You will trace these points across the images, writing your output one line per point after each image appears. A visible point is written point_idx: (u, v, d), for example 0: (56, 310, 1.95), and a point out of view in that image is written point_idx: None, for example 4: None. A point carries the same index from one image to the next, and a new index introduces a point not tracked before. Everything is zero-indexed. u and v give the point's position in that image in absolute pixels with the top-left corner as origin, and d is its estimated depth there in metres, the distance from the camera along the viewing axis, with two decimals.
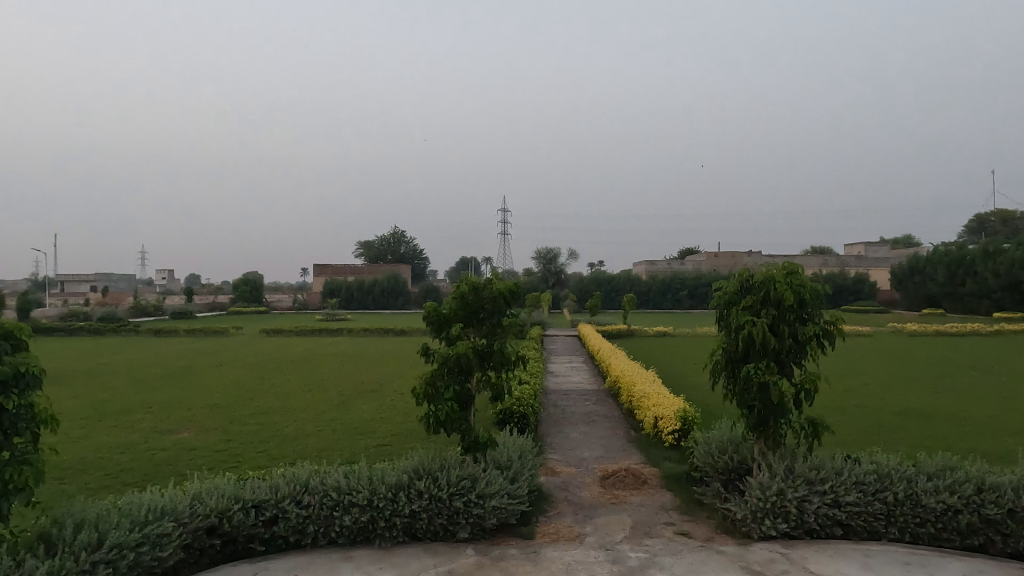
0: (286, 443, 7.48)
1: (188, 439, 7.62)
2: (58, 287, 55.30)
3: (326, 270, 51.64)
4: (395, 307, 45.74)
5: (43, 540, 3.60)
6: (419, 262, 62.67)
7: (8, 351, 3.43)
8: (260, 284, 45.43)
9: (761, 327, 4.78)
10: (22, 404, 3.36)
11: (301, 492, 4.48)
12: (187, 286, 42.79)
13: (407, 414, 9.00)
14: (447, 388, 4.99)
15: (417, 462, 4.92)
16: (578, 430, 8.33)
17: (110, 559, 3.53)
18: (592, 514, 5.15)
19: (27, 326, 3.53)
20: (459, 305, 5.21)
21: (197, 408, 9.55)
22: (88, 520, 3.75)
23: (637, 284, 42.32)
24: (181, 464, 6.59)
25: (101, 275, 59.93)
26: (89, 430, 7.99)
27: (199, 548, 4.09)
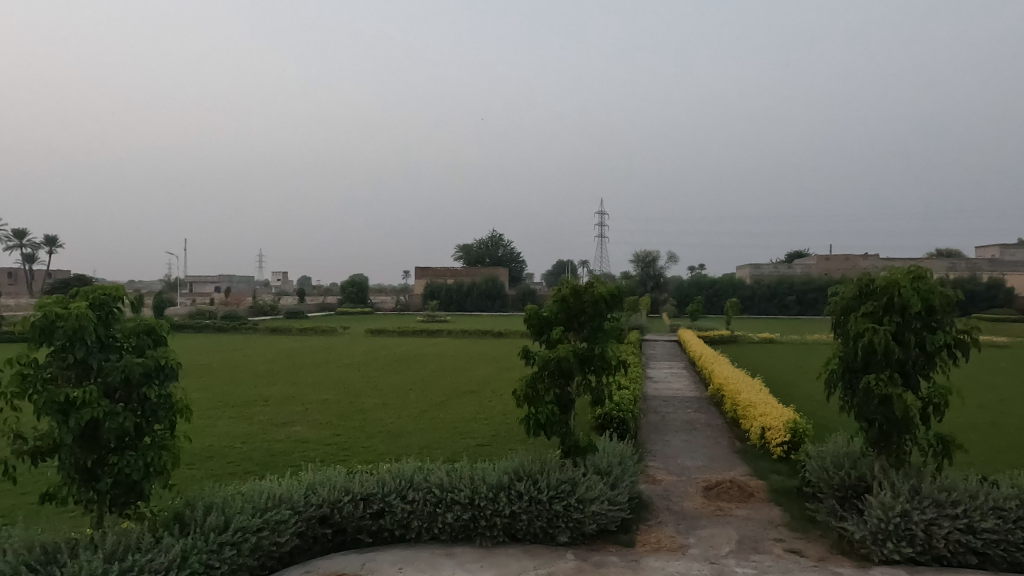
0: (391, 439, 7.76)
1: (301, 432, 8.07)
2: (187, 287, 60.40)
3: (427, 273, 53.28)
4: (492, 310, 46.39)
5: (178, 520, 3.91)
6: (516, 265, 63.18)
7: (149, 346, 3.73)
8: (365, 286, 47.46)
9: (884, 335, 4.43)
10: (161, 395, 3.65)
11: (406, 487, 4.62)
12: (299, 288, 45.40)
13: (506, 416, 9.09)
14: (548, 391, 4.99)
15: (517, 463, 4.96)
16: (679, 438, 8.10)
17: (235, 541, 3.79)
18: (695, 525, 5.00)
19: (167, 322, 3.82)
20: (560, 308, 5.21)
21: (309, 403, 10.09)
22: (216, 504, 4.05)
23: (741, 288, 40.73)
24: (296, 455, 7.00)
25: (225, 277, 64.99)
26: (215, 421, 8.65)
27: (312, 536, 4.32)
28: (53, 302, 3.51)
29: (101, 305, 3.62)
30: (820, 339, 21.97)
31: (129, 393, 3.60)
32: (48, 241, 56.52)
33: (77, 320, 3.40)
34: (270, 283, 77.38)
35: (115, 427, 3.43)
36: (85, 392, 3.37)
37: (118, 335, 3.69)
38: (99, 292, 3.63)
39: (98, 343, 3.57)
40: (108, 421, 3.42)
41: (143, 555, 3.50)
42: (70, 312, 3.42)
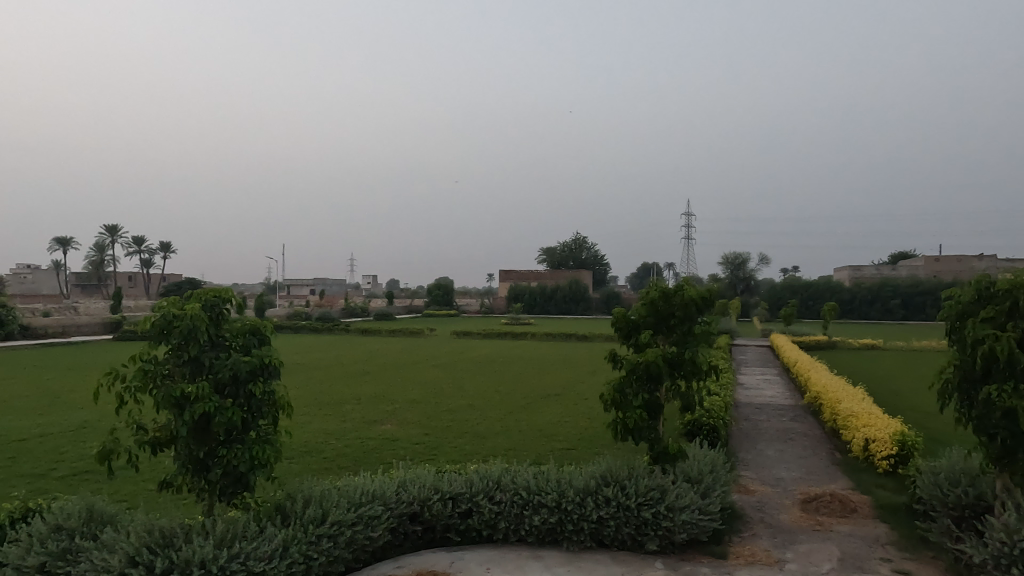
0: (477, 440, 7.87)
1: (391, 431, 8.32)
2: (285, 290, 63.69)
3: (511, 275, 53.81)
4: (576, 313, 46.15)
5: (280, 511, 4.11)
6: (600, 268, 62.61)
7: (254, 345, 3.95)
8: (451, 289, 48.39)
9: (1007, 343, 4.07)
10: (265, 392, 3.85)
11: (494, 489, 4.67)
12: (388, 291, 46.88)
13: (592, 420, 9.01)
14: (636, 396, 4.90)
15: (604, 468, 4.91)
16: (773, 448, 7.77)
17: (332, 534, 3.95)
18: (793, 540, 4.78)
19: (271, 323, 4.03)
20: (648, 311, 5.13)
21: (399, 403, 10.39)
22: (314, 497, 4.23)
23: (839, 291, 38.65)
24: (387, 453, 7.22)
25: (320, 280, 68.35)
26: (312, 418, 9.05)
27: (403, 532, 4.44)
28: (170, 303, 3.77)
29: (211, 306, 3.86)
30: (913, 343, 21.32)
31: (237, 389, 3.82)
32: (165, 246, 61.44)
33: (191, 321, 3.65)
34: (361, 286, 80.50)
35: (224, 421, 3.64)
36: (198, 388, 3.60)
37: (227, 335, 3.91)
38: (211, 294, 3.87)
39: (210, 342, 3.80)
40: (218, 415, 3.64)
41: (249, 543, 3.70)
42: (185, 312, 3.66)
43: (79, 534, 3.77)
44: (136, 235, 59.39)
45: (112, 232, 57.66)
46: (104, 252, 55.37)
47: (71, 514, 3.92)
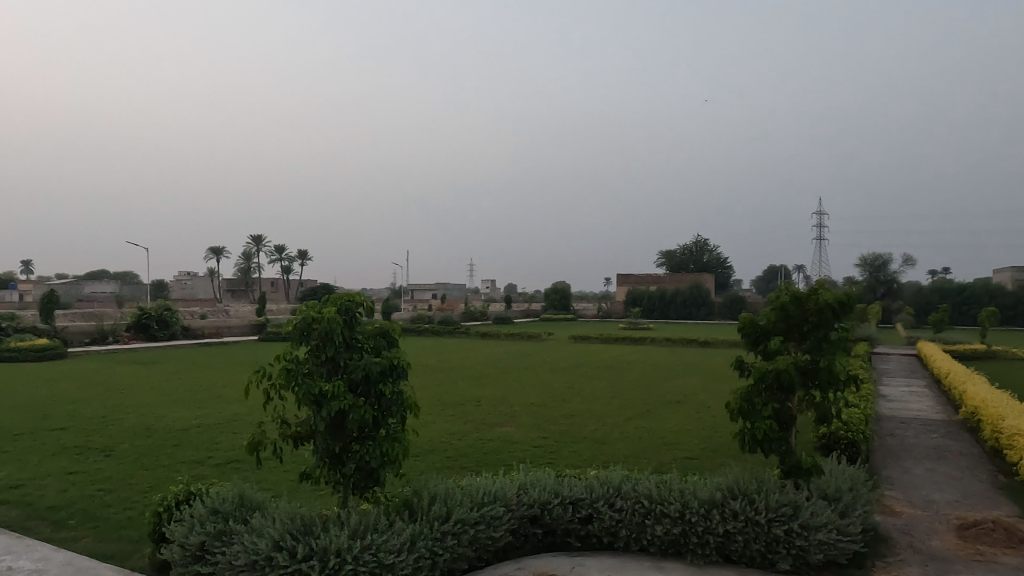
0: (596, 445, 7.81)
1: (511, 433, 8.44)
2: (409, 294, 66.59)
3: (628, 280, 53.08)
4: (698, 318, 44.65)
5: (408, 506, 4.29)
6: (723, 271, 60.16)
7: (383, 347, 4.15)
8: (568, 293, 48.41)
9: None
10: (394, 392, 4.04)
11: (615, 496, 4.60)
12: (506, 295, 47.70)
13: (715, 429, 8.67)
14: (766, 406, 4.65)
15: (731, 480, 4.71)
16: (922, 466, 7.10)
17: (456, 532, 4.07)
18: (947, 569, 4.33)
19: (398, 326, 4.21)
20: (779, 316, 4.88)
21: (518, 406, 10.53)
22: (439, 495, 4.37)
23: (1000, 295, 34.75)
24: (506, 454, 7.34)
25: (441, 285, 70.97)
26: (436, 418, 9.38)
27: (524, 534, 4.49)
28: (309, 306, 4.04)
29: (345, 310, 4.10)
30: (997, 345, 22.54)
31: (369, 389, 4.02)
32: (302, 254, 66.19)
33: (327, 323, 3.89)
34: (480, 291, 82.64)
35: (357, 418, 3.86)
36: (334, 386, 3.84)
37: (360, 337, 4.13)
38: (345, 298, 4.11)
39: (345, 343, 4.03)
40: (352, 413, 3.86)
41: (379, 536, 3.89)
42: (322, 315, 3.91)
43: (232, 517, 4.13)
44: (278, 244, 64.57)
45: (257, 241, 62.91)
46: (251, 261, 60.57)
47: (226, 499, 4.31)
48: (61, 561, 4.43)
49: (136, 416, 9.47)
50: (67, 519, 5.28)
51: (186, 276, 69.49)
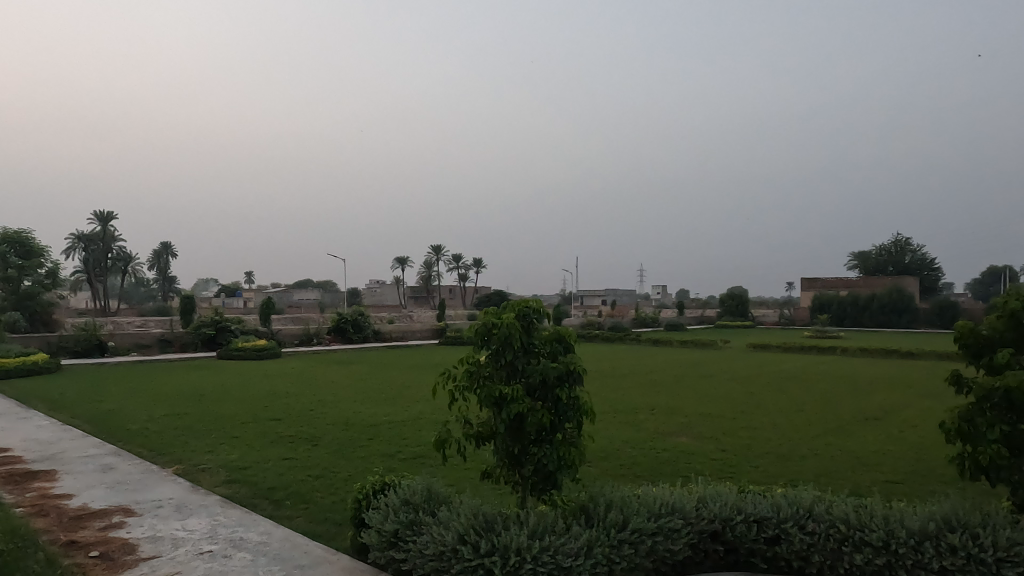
0: (780, 461, 7.31)
1: (686, 443, 8.16)
2: (579, 300, 67.10)
3: (815, 284, 49.02)
4: (899, 326, 40.12)
5: (584, 512, 4.31)
6: (930, 273, 53.27)
7: (559, 353, 4.21)
8: (746, 299, 45.77)
9: None
10: (571, 398, 4.07)
11: (806, 517, 4.26)
12: (679, 302, 46.27)
13: (924, 451, 7.72)
14: (992, 428, 4.03)
15: (947, 510, 4.16)
16: None
17: (633, 541, 4.01)
18: None
19: (574, 332, 4.25)
20: (1007, 325, 4.24)
21: (692, 415, 10.16)
22: (616, 502, 4.35)
23: None
24: (682, 465, 7.11)
25: (610, 291, 70.71)
26: (609, 424, 9.36)
27: (704, 550, 4.32)
28: (490, 312, 4.21)
29: (523, 316, 4.22)
30: None
31: (546, 393, 4.10)
32: (477, 263, 69.38)
33: (507, 329, 4.03)
34: (651, 297, 81.07)
35: (535, 422, 3.95)
36: (513, 389, 3.97)
37: (537, 342, 4.22)
38: (522, 304, 4.23)
39: (523, 348, 4.14)
40: (530, 416, 3.95)
41: (557, 538, 3.95)
42: (502, 321, 4.07)
43: (421, 509, 4.42)
44: (455, 253, 68.36)
45: (437, 251, 67.01)
46: (431, 269, 64.66)
47: (415, 491, 4.62)
48: (280, 536, 5.04)
49: (336, 411, 10.51)
50: (284, 500, 5.99)
51: (376, 284, 75.86)
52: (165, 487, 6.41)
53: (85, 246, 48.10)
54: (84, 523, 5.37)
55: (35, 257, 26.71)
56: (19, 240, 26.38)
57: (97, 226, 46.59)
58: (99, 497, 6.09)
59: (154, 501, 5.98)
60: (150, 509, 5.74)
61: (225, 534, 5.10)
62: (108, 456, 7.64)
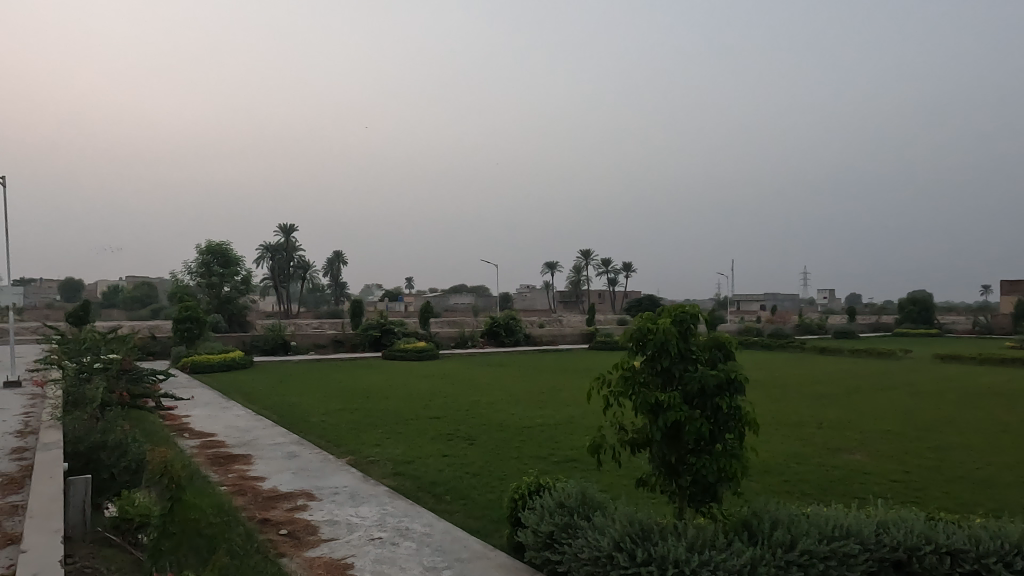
0: (978, 488, 6.47)
1: (860, 461, 7.49)
2: (735, 305, 63.96)
3: (1018, 288, 42.86)
4: None
5: (748, 528, 4.10)
6: None
7: (719, 359, 4.04)
8: (931, 304, 41.05)
9: None
10: (732, 407, 3.89)
11: (1012, 555, 3.74)
12: (850, 309, 42.53)
13: None
14: None
15: None
16: None
17: (802, 563, 3.75)
18: None
19: (735, 338, 4.06)
20: None
21: (867, 431, 9.31)
22: (782, 520, 4.08)
23: None
24: (857, 486, 6.53)
25: (771, 296, 66.61)
26: (771, 437, 8.82)
27: None
28: (645, 317, 4.13)
29: (680, 320, 4.08)
30: None
31: (704, 402, 3.94)
32: (626, 267, 68.52)
33: (663, 334, 3.93)
34: (817, 302, 75.33)
35: (693, 431, 3.82)
36: (670, 397, 3.87)
37: (695, 349, 4.06)
38: (678, 309, 4.10)
39: (680, 354, 4.02)
40: (689, 424, 3.84)
41: (718, 553, 3.79)
42: (658, 326, 3.98)
43: (576, 512, 4.42)
44: (604, 258, 68.05)
45: (586, 256, 67.12)
46: (580, 274, 64.82)
47: (570, 494, 4.63)
48: (441, 528, 5.30)
49: (491, 412, 10.88)
50: (444, 494, 6.30)
51: (526, 289, 77.43)
52: (340, 476, 6.99)
53: (272, 255, 53.79)
54: (274, 503, 6.00)
55: (232, 265, 30.43)
56: (219, 251, 30.28)
57: (279, 239, 52.03)
58: (287, 481, 6.79)
59: (331, 487, 6.55)
60: (329, 495, 6.30)
61: (393, 523, 5.46)
62: (292, 445, 8.49)
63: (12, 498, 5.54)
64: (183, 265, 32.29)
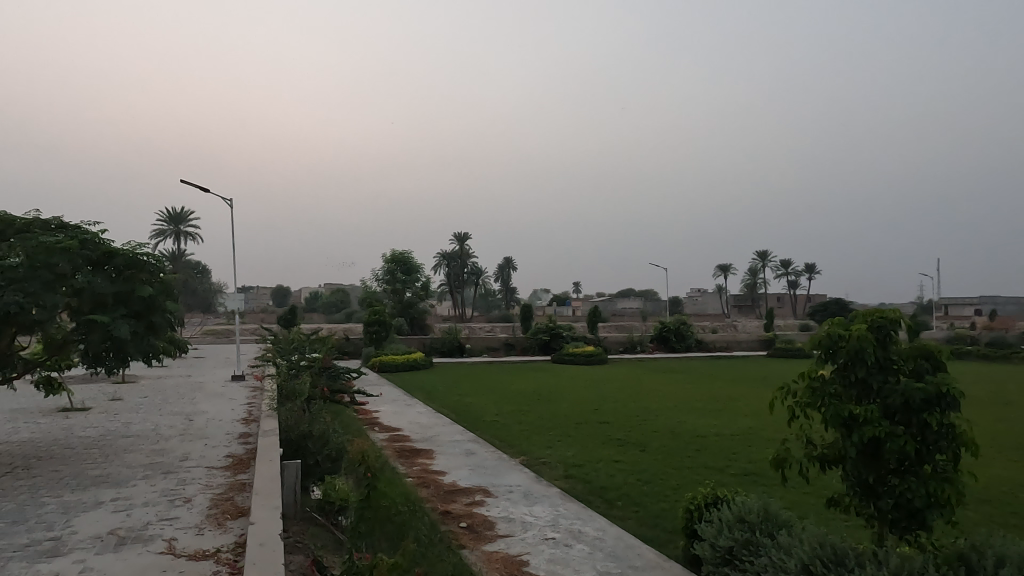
0: None
1: None
2: (943, 310, 56.64)
3: None
4: None
5: (965, 562, 3.62)
6: None
7: (927, 371, 3.61)
8: None
9: None
10: (943, 423, 3.46)
11: None
12: None
13: None
14: None
15: None
16: None
17: None
18: None
19: (947, 349, 3.60)
20: None
21: None
22: (1010, 558, 3.55)
23: None
24: None
25: (988, 300, 58.12)
26: (993, 461, 7.69)
27: None
28: (835, 323, 3.80)
29: (879, 327, 3.71)
30: None
31: (909, 418, 3.54)
32: (809, 268, 63.59)
33: (857, 342, 3.59)
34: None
35: (895, 449, 3.45)
36: (867, 410, 3.52)
37: (896, 358, 3.66)
38: (876, 314, 3.73)
39: (878, 364, 3.64)
40: (890, 442, 3.47)
41: None
42: (851, 333, 3.64)
43: (758, 528, 4.17)
44: (784, 259, 63.64)
45: (763, 257, 63.21)
46: (757, 276, 61.17)
47: (751, 509, 4.38)
48: (614, 534, 5.28)
49: (663, 419, 10.64)
50: (616, 500, 6.26)
51: (697, 293, 74.67)
52: (514, 475, 7.22)
53: (448, 262, 57.11)
54: (455, 497, 6.35)
55: (414, 273, 32.84)
56: (403, 260, 32.93)
57: (455, 247, 55.09)
58: (465, 476, 7.15)
59: (506, 486, 6.78)
60: (504, 492, 6.54)
61: (566, 525, 5.54)
62: (469, 443, 8.92)
63: (241, 476, 6.41)
64: (372, 274, 35.42)
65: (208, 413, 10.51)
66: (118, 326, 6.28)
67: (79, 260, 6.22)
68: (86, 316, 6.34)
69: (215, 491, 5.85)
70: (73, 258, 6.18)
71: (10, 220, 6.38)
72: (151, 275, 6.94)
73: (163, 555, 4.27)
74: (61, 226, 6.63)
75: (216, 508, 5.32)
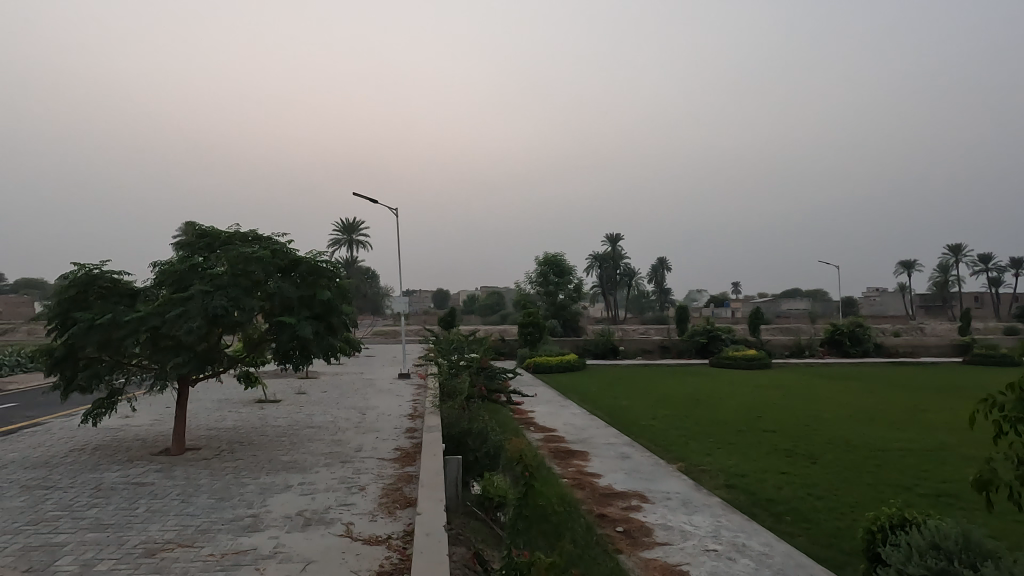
0: None
1: None
2: None
3: None
4: None
5: None
6: None
7: None
8: None
9: None
10: None
11: None
12: None
13: None
14: None
15: None
16: None
17: None
18: None
19: None
20: None
21: None
22: None
23: None
24: None
25: None
26: None
27: None
28: None
29: None
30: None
31: None
32: (1016, 264, 55.49)
33: None
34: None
35: None
36: None
37: None
38: None
39: None
40: None
41: None
42: None
43: (957, 558, 3.68)
44: (983, 254, 56.09)
45: (957, 252, 56.16)
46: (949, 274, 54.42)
47: (947, 535, 3.88)
48: (782, 551, 4.95)
49: (839, 430, 9.79)
50: (784, 514, 5.87)
51: (875, 292, 67.99)
52: (672, 481, 7.01)
53: (600, 263, 56.80)
54: (611, 501, 6.30)
55: (566, 275, 32.85)
56: (555, 262, 33.16)
57: (607, 247, 54.74)
58: (621, 480, 7.07)
59: (663, 492, 6.61)
60: (661, 499, 6.37)
61: (729, 537, 5.28)
62: (624, 447, 8.81)
63: (409, 469, 6.81)
64: (526, 277, 36.17)
65: (378, 408, 11.31)
66: (303, 326, 6.95)
67: (271, 268, 7.00)
68: (277, 318, 7.08)
69: (386, 481, 6.29)
70: (267, 266, 6.95)
71: (217, 234, 7.30)
72: (329, 281, 7.64)
73: (342, 538, 4.66)
74: (257, 238, 7.48)
75: (387, 497, 5.71)
